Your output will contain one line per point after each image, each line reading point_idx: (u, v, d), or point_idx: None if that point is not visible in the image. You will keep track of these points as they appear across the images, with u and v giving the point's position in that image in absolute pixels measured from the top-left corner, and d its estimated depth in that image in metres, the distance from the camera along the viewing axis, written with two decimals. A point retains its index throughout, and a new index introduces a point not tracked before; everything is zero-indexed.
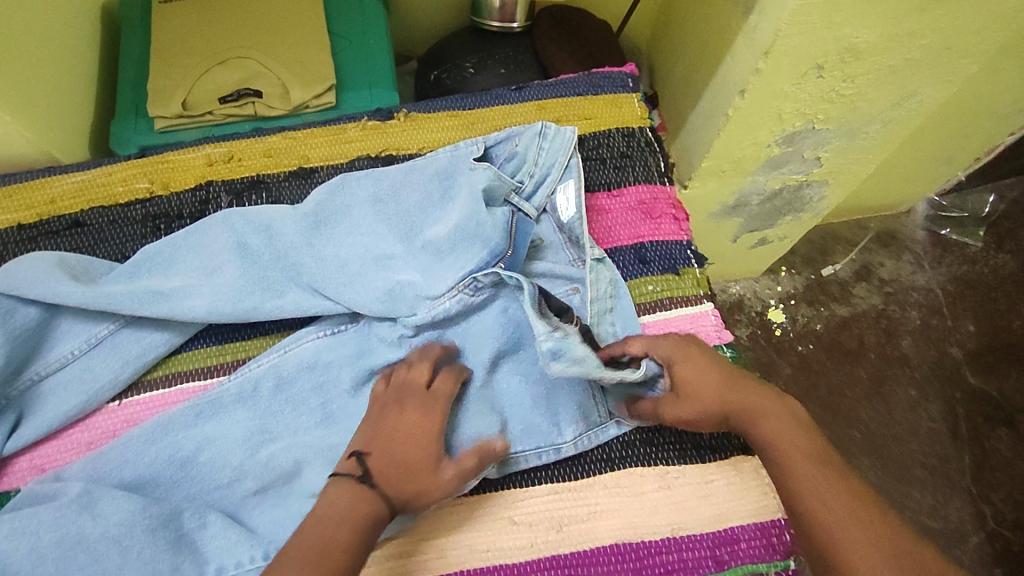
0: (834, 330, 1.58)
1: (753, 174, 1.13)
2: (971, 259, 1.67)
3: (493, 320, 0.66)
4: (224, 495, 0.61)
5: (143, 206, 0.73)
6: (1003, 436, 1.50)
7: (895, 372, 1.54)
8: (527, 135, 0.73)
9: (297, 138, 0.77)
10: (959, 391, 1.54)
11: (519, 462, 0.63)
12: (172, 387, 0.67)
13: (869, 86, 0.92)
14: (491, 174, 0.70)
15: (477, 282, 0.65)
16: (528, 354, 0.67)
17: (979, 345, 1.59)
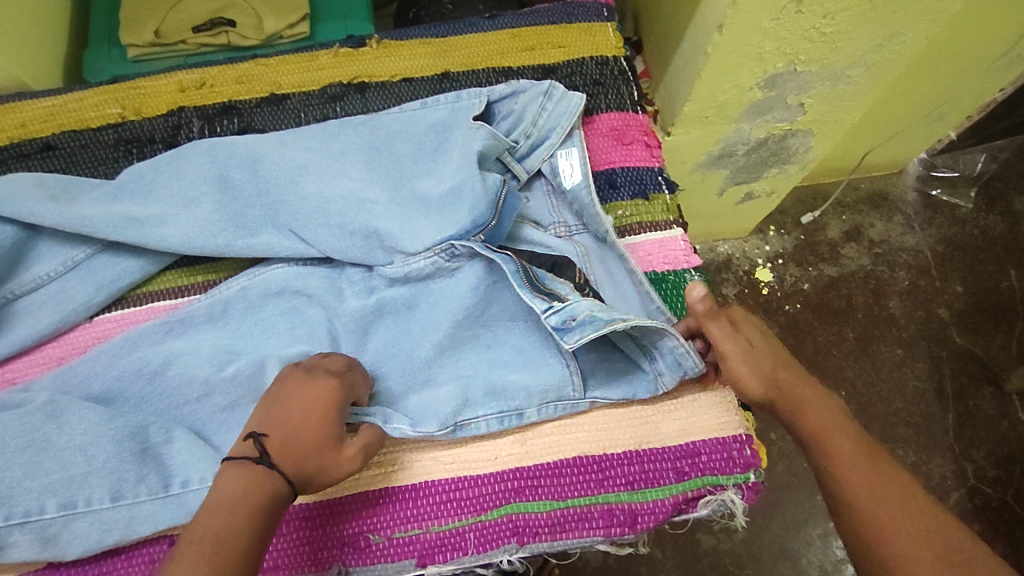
0: (822, 289, 1.58)
1: (736, 121, 1.12)
2: (960, 221, 1.67)
3: (463, 290, 0.63)
4: (192, 411, 0.60)
5: (115, 130, 0.73)
6: (987, 395, 1.50)
7: (882, 332, 1.55)
8: (530, 94, 0.70)
9: (269, 65, 0.76)
10: (945, 351, 1.54)
11: (473, 428, 0.60)
12: (144, 305, 0.66)
13: (850, 24, 0.91)
14: (484, 133, 0.67)
15: (454, 249, 0.63)
16: (493, 333, 0.63)
17: (967, 305, 1.59)
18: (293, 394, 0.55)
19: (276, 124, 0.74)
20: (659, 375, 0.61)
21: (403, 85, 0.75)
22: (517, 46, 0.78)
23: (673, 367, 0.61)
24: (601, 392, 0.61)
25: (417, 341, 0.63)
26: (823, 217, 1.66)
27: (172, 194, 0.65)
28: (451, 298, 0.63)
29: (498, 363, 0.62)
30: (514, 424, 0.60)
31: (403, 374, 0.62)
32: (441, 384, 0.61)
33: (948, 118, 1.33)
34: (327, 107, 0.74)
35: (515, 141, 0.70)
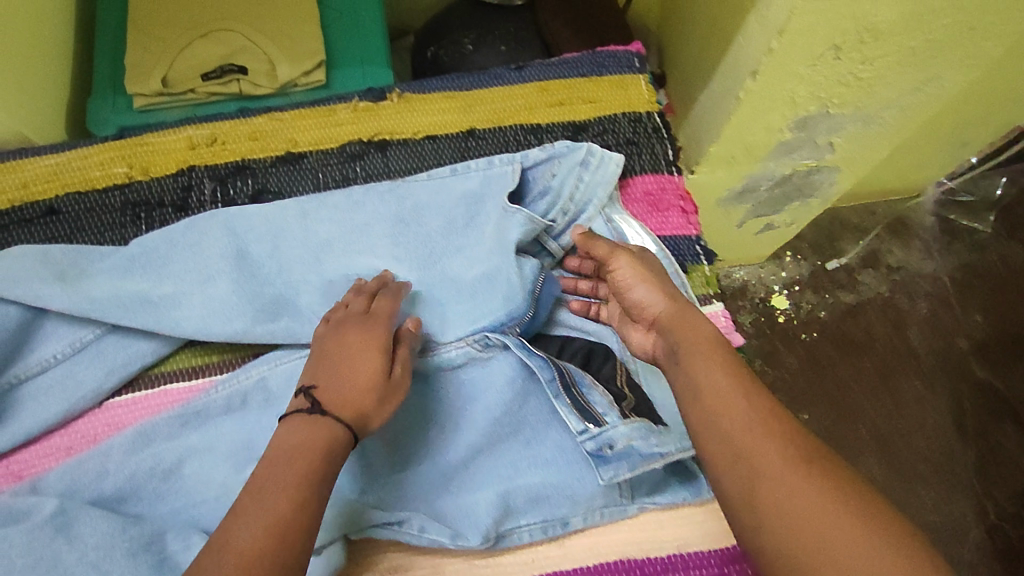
0: (839, 319, 1.49)
1: (764, 160, 1.08)
2: (979, 248, 1.58)
3: (499, 383, 0.61)
4: (209, 511, 0.57)
5: (122, 192, 0.69)
6: (1009, 430, 1.41)
7: (902, 364, 1.46)
8: (567, 165, 0.67)
9: (284, 120, 0.72)
10: (965, 384, 1.45)
11: (514, 538, 0.58)
12: (157, 387, 0.63)
13: (888, 69, 0.87)
14: (521, 217, 0.64)
15: (488, 339, 0.62)
16: (530, 432, 0.61)
17: (988, 336, 1.49)
18: (332, 346, 0.54)
19: (293, 186, 0.70)
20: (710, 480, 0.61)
21: (427, 144, 0.72)
22: (546, 100, 0.74)
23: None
24: (648, 496, 0.61)
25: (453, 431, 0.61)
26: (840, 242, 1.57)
27: (187, 271, 0.62)
28: (485, 391, 0.62)
29: (537, 462, 0.60)
30: (558, 532, 0.59)
31: (435, 476, 0.59)
32: (479, 490, 0.59)
33: (972, 145, 1.29)
34: (346, 167, 0.71)
35: (552, 219, 0.67)
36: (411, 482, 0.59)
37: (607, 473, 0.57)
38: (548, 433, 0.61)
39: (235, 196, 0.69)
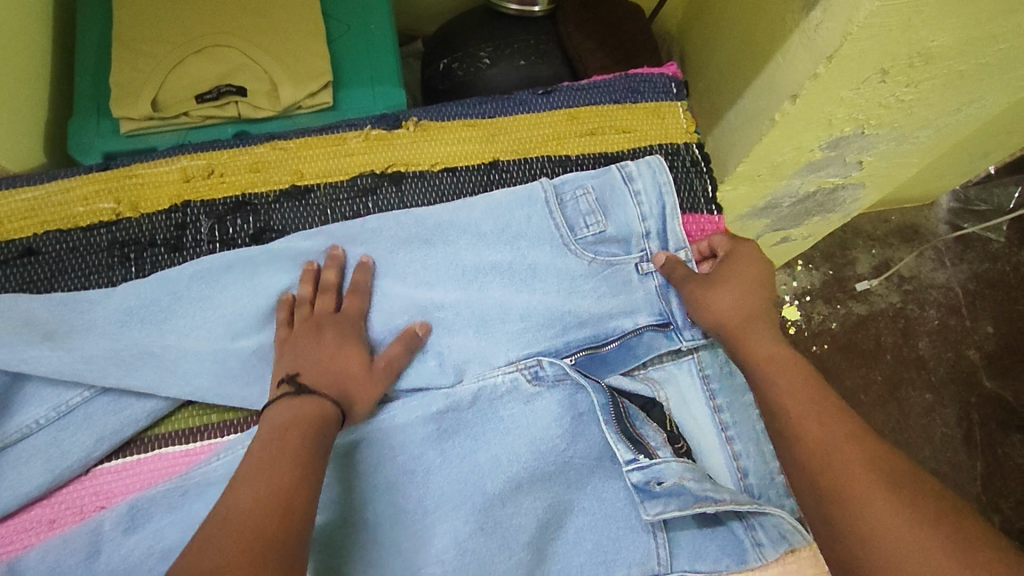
0: (851, 329, 1.36)
1: (789, 178, 1.02)
2: (992, 257, 1.42)
3: (546, 422, 0.57)
4: None
5: (108, 230, 0.62)
6: (1018, 443, 1.30)
7: (911, 375, 1.33)
8: (620, 182, 0.63)
9: (289, 149, 0.65)
10: (975, 395, 1.33)
11: None
12: (153, 451, 0.58)
13: (932, 91, 0.82)
14: (600, 266, 0.62)
15: (539, 370, 0.59)
16: (567, 477, 0.56)
17: (998, 347, 1.36)
18: (311, 345, 0.54)
19: (299, 224, 0.64)
20: (760, 550, 0.55)
21: (445, 177, 0.66)
22: (575, 130, 0.68)
23: (778, 540, 0.54)
24: (689, 564, 0.55)
25: (486, 472, 0.55)
26: (854, 251, 1.42)
27: (195, 323, 0.58)
28: (524, 428, 0.57)
29: (577, 522, 0.56)
30: None
31: (468, 518, 0.53)
32: (514, 544, 0.53)
33: (995, 156, 1.23)
34: (357, 202, 0.64)
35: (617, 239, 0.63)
36: (434, 530, 0.53)
37: (653, 508, 0.53)
38: (584, 489, 0.56)
39: (234, 236, 0.63)
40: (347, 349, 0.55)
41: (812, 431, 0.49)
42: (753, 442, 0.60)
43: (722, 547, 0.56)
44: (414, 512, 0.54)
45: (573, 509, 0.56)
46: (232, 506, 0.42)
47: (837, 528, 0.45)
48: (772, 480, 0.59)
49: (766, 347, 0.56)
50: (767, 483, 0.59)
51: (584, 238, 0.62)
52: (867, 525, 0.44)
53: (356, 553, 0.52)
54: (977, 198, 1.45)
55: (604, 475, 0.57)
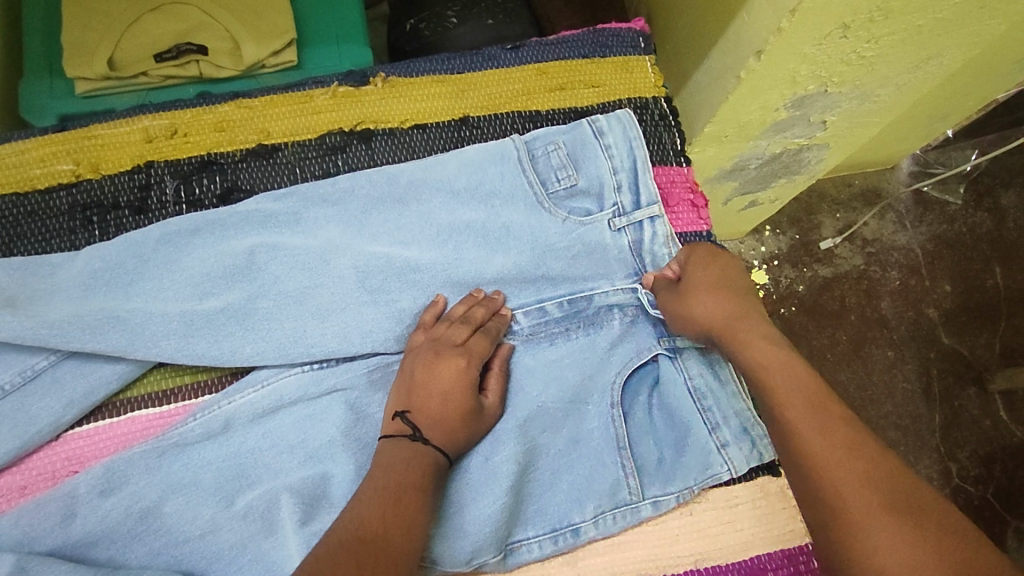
0: (817, 291, 1.40)
1: (756, 139, 1.04)
2: (950, 219, 1.47)
3: (521, 375, 0.59)
4: (194, 550, 0.52)
5: (68, 192, 0.60)
6: (973, 395, 1.35)
7: (874, 334, 1.38)
8: (582, 136, 0.63)
9: (254, 107, 0.64)
10: (933, 351, 1.38)
11: (524, 548, 0.55)
12: (125, 415, 0.57)
13: (892, 47, 0.84)
14: (574, 225, 0.61)
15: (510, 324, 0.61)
16: (546, 420, 0.57)
17: (955, 304, 1.41)
18: (424, 376, 0.54)
19: (266, 181, 0.62)
20: (732, 467, 0.57)
21: (416, 134, 0.65)
22: (544, 85, 0.68)
23: (749, 454, 0.58)
24: (661, 492, 0.56)
25: None
26: (818, 216, 1.45)
27: (162, 288, 0.56)
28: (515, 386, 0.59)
29: (558, 464, 0.56)
30: (570, 542, 0.55)
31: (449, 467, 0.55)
32: (489, 489, 0.54)
33: (951, 119, 1.28)
34: (326, 160, 0.63)
35: (590, 197, 0.62)
36: None
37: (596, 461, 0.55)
38: (558, 433, 0.57)
39: (201, 197, 0.61)
40: (450, 395, 0.54)
41: (812, 443, 0.46)
42: (719, 380, 0.59)
43: (698, 473, 0.57)
44: None
45: (549, 453, 0.57)
46: (361, 517, 0.45)
47: (841, 549, 0.42)
48: (740, 416, 0.58)
49: (765, 347, 0.52)
50: (736, 419, 0.58)
51: (555, 192, 0.62)
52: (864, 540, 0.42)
53: (334, 503, 0.54)
54: (936, 162, 1.49)
55: (578, 418, 0.58)
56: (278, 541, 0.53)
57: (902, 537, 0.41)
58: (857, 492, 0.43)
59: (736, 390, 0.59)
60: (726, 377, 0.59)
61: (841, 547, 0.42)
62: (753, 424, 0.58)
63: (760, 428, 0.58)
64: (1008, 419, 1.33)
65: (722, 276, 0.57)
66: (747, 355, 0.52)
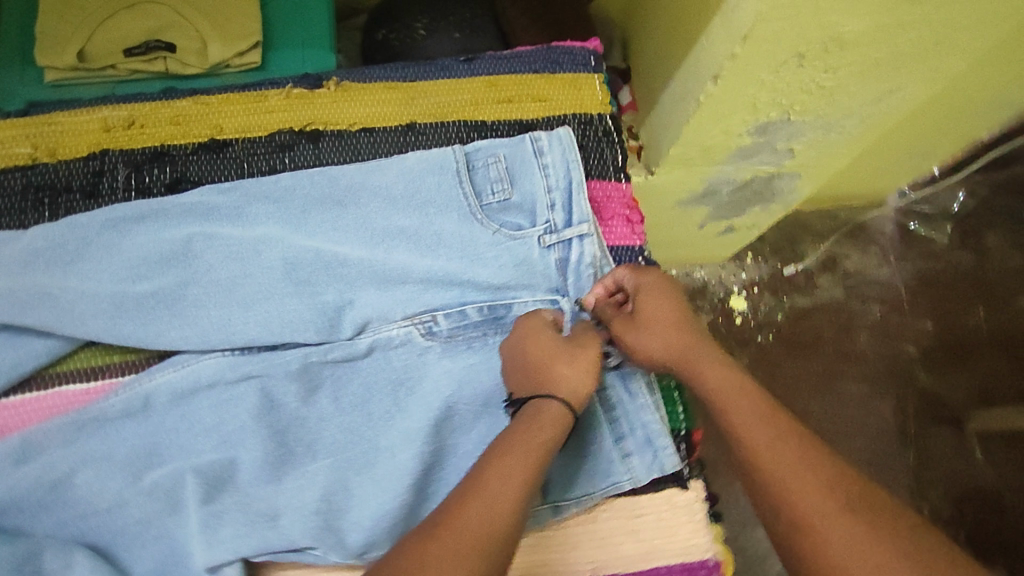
0: (793, 320, 1.40)
1: (721, 163, 1.06)
2: (935, 256, 1.46)
3: (439, 377, 0.62)
4: (103, 522, 0.57)
5: (24, 174, 0.63)
6: (947, 435, 1.34)
7: (846, 367, 1.38)
8: (520, 152, 0.65)
9: (210, 104, 0.67)
10: (908, 388, 1.37)
11: None
12: (50, 389, 0.60)
13: (851, 79, 0.85)
14: (503, 238, 0.63)
15: (434, 322, 0.63)
16: (460, 421, 0.61)
17: (935, 342, 1.40)
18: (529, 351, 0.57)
19: (214, 174, 0.65)
20: (634, 476, 0.60)
21: (363, 137, 0.67)
22: (492, 97, 0.70)
23: (650, 464, 0.60)
24: (564, 496, 0.59)
25: (376, 430, 0.60)
26: (802, 248, 1.45)
27: (99, 268, 0.59)
28: (432, 396, 0.61)
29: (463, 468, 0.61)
30: None
31: (353, 463, 0.59)
32: (381, 491, 0.58)
33: (933, 155, 1.29)
34: (274, 158, 0.66)
35: (523, 212, 0.64)
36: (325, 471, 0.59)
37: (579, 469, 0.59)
38: (469, 433, 0.61)
39: (150, 185, 0.64)
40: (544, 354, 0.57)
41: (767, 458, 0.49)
42: (629, 392, 0.61)
43: (603, 481, 0.59)
44: (301, 454, 0.59)
45: (456, 452, 0.61)
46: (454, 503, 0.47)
47: (814, 564, 0.44)
48: (646, 427, 0.60)
49: (717, 375, 0.54)
50: (642, 429, 0.60)
51: (489, 205, 0.64)
52: (832, 550, 0.44)
53: (238, 486, 0.58)
54: (923, 200, 1.47)
55: (487, 421, 0.61)
56: (180, 519, 0.57)
57: (862, 542, 0.44)
58: (818, 499, 0.46)
59: (644, 402, 0.61)
60: (632, 392, 0.61)
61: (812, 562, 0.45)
62: (658, 434, 0.60)
63: (664, 439, 0.60)
64: (983, 461, 1.31)
65: (671, 304, 0.59)
66: (703, 385, 0.55)
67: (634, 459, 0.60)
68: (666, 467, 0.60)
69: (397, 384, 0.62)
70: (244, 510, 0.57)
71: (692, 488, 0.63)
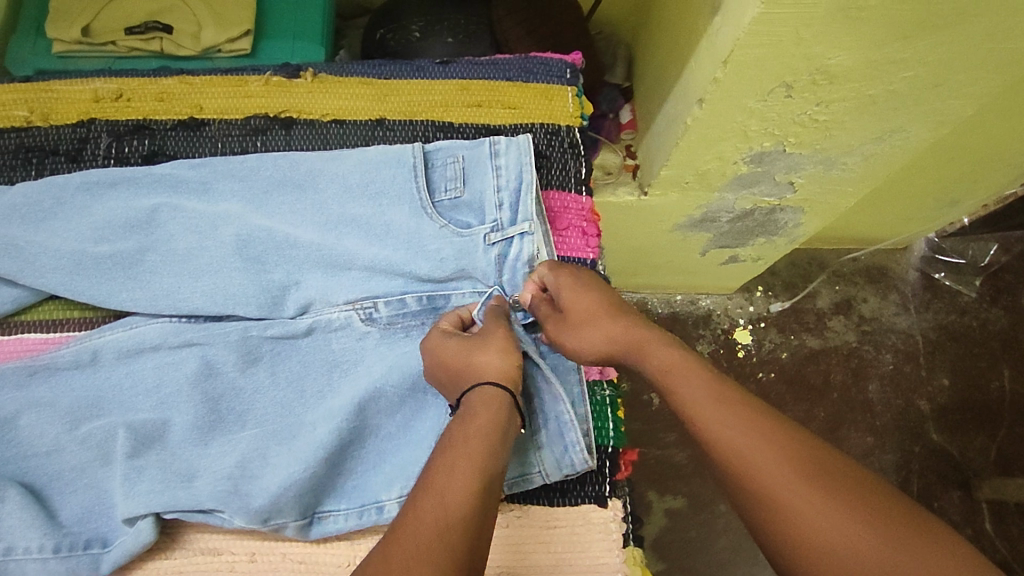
0: (800, 362, 1.27)
1: (720, 191, 0.95)
2: (960, 310, 1.33)
3: (373, 362, 0.63)
4: (40, 466, 0.59)
5: (18, 135, 0.68)
6: (955, 499, 1.22)
7: (854, 417, 1.24)
8: (477, 154, 0.66)
9: (194, 84, 0.70)
10: (917, 446, 1.24)
11: (325, 521, 0.60)
12: (14, 335, 0.64)
13: (848, 114, 0.75)
14: (450, 234, 0.64)
15: (375, 310, 0.64)
16: (389, 400, 0.61)
17: (951, 402, 1.27)
18: (444, 355, 0.57)
19: (188, 151, 0.68)
20: (543, 470, 0.60)
21: (332, 128, 0.70)
22: (463, 100, 0.71)
23: (561, 459, 0.60)
24: None
25: (304, 406, 0.62)
26: (817, 285, 1.32)
27: (67, 228, 0.63)
28: (364, 377, 0.62)
29: (384, 450, 0.61)
30: (372, 519, 0.59)
31: (275, 433, 0.61)
32: (291, 465, 0.58)
33: (963, 205, 1.21)
34: (247, 140, 0.69)
35: (473, 212, 0.65)
36: (249, 439, 0.60)
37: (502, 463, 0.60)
38: (394, 417, 0.62)
39: (128, 155, 0.68)
40: (459, 354, 0.56)
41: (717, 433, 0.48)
42: (546, 382, 0.60)
43: (509, 473, 0.59)
44: (230, 422, 0.61)
45: (379, 434, 0.61)
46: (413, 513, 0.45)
47: (781, 539, 0.43)
48: (559, 420, 0.60)
49: (662, 352, 0.54)
50: (554, 421, 0.60)
51: (440, 202, 0.65)
52: (797, 521, 0.43)
53: (165, 444, 0.59)
54: (953, 250, 1.35)
55: (414, 407, 0.62)
56: (111, 470, 0.59)
57: (818, 505, 0.43)
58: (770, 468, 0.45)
59: (558, 394, 0.60)
60: (546, 383, 0.60)
61: (778, 536, 0.44)
62: (570, 429, 0.60)
63: (575, 435, 0.59)
64: (993, 533, 1.20)
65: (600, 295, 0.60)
66: (649, 367, 0.54)
67: (545, 452, 0.60)
68: (580, 463, 0.59)
69: (331, 364, 0.63)
70: (164, 468, 0.58)
71: (611, 507, 0.62)
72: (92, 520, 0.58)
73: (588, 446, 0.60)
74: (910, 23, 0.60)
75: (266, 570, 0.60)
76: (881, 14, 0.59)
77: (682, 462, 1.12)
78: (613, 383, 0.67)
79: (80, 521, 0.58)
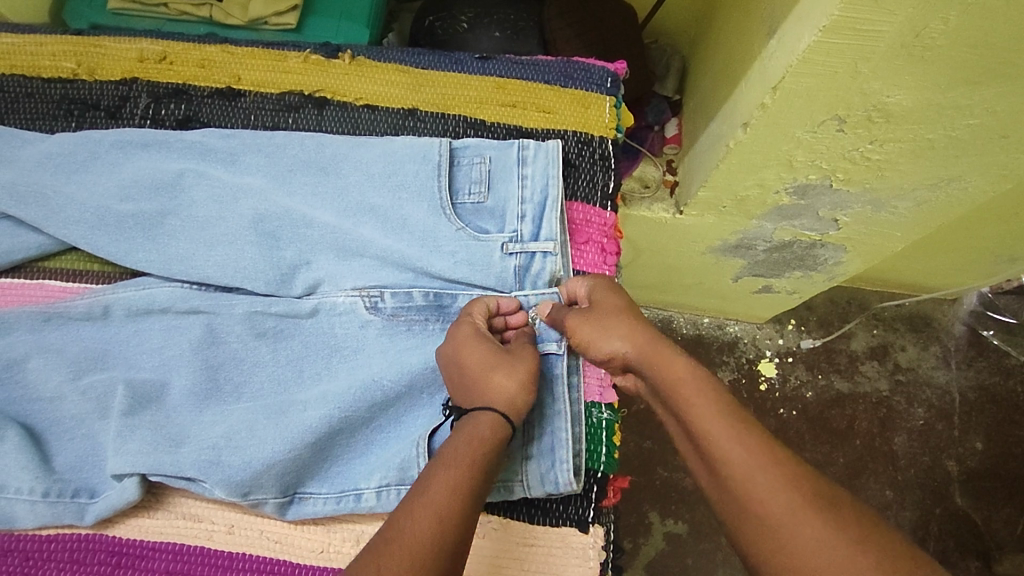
0: (825, 404, 1.21)
1: (759, 219, 0.90)
2: (1005, 372, 1.25)
3: (373, 351, 0.61)
4: (41, 410, 0.60)
5: (64, 86, 0.70)
6: (972, 571, 1.13)
7: (876, 467, 1.17)
8: (506, 160, 0.65)
9: (235, 55, 0.71)
10: (939, 507, 1.16)
11: (304, 503, 0.59)
12: (35, 280, 0.66)
13: (902, 156, 0.71)
14: (466, 236, 0.63)
15: (380, 301, 0.63)
16: (379, 395, 0.59)
17: (984, 468, 1.19)
18: (460, 353, 0.55)
19: (221, 121, 0.69)
20: (526, 481, 0.58)
21: (364, 113, 0.69)
22: (498, 99, 0.70)
23: (547, 474, 0.58)
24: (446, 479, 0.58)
25: (298, 386, 0.61)
26: (853, 327, 1.26)
27: (97, 183, 0.64)
28: (361, 366, 0.61)
29: (374, 441, 0.60)
30: (350, 507, 0.58)
31: (267, 407, 0.60)
32: (275, 445, 0.57)
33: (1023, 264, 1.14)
34: (279, 116, 0.69)
35: (495, 217, 0.64)
36: (240, 411, 0.60)
37: None
38: (386, 412, 0.60)
39: (163, 117, 0.69)
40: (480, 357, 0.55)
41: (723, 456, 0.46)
42: (551, 393, 0.60)
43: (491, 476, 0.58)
44: (226, 393, 0.61)
45: (371, 427, 0.60)
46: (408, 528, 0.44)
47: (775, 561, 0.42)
48: (553, 434, 0.59)
49: (675, 365, 0.51)
50: (549, 435, 0.59)
51: (461, 204, 0.64)
52: (804, 563, 0.41)
53: (161, 407, 0.60)
54: (1008, 307, 1.26)
55: (407, 404, 0.60)
56: (105, 424, 0.59)
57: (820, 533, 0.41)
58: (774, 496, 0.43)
59: (561, 409, 0.60)
60: (550, 394, 0.60)
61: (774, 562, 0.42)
62: (562, 445, 0.58)
63: (565, 452, 0.58)
64: None
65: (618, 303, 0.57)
66: (663, 377, 0.51)
67: (533, 463, 0.58)
68: (568, 489, 0.58)
69: (331, 346, 0.62)
70: (155, 429, 0.58)
71: (591, 533, 0.61)
72: (81, 470, 0.59)
73: (577, 468, 0.59)
74: (977, 68, 0.56)
75: (242, 544, 0.59)
76: (946, 55, 0.55)
77: (689, 488, 1.09)
78: (612, 407, 0.64)
79: (73, 469, 0.59)
